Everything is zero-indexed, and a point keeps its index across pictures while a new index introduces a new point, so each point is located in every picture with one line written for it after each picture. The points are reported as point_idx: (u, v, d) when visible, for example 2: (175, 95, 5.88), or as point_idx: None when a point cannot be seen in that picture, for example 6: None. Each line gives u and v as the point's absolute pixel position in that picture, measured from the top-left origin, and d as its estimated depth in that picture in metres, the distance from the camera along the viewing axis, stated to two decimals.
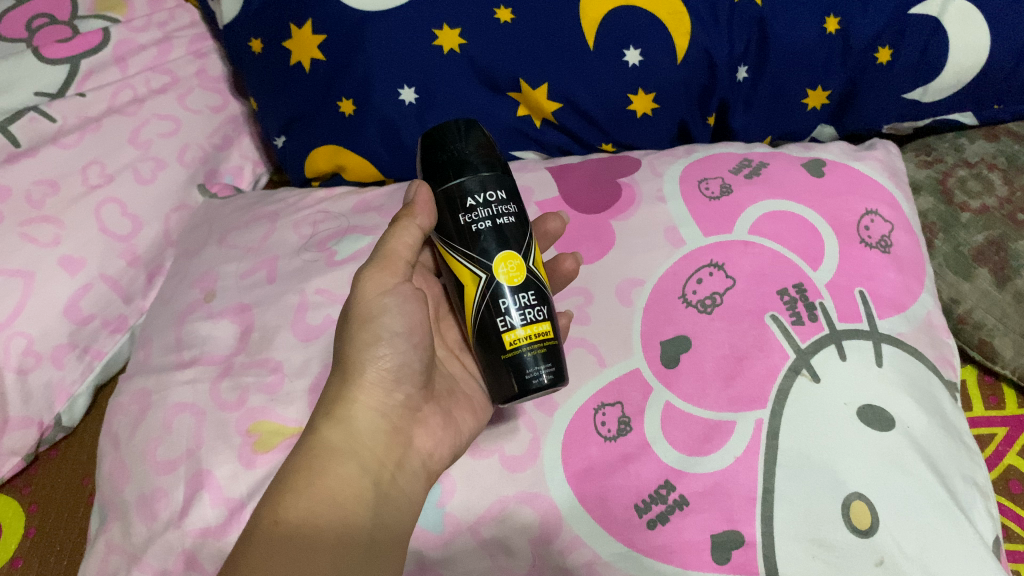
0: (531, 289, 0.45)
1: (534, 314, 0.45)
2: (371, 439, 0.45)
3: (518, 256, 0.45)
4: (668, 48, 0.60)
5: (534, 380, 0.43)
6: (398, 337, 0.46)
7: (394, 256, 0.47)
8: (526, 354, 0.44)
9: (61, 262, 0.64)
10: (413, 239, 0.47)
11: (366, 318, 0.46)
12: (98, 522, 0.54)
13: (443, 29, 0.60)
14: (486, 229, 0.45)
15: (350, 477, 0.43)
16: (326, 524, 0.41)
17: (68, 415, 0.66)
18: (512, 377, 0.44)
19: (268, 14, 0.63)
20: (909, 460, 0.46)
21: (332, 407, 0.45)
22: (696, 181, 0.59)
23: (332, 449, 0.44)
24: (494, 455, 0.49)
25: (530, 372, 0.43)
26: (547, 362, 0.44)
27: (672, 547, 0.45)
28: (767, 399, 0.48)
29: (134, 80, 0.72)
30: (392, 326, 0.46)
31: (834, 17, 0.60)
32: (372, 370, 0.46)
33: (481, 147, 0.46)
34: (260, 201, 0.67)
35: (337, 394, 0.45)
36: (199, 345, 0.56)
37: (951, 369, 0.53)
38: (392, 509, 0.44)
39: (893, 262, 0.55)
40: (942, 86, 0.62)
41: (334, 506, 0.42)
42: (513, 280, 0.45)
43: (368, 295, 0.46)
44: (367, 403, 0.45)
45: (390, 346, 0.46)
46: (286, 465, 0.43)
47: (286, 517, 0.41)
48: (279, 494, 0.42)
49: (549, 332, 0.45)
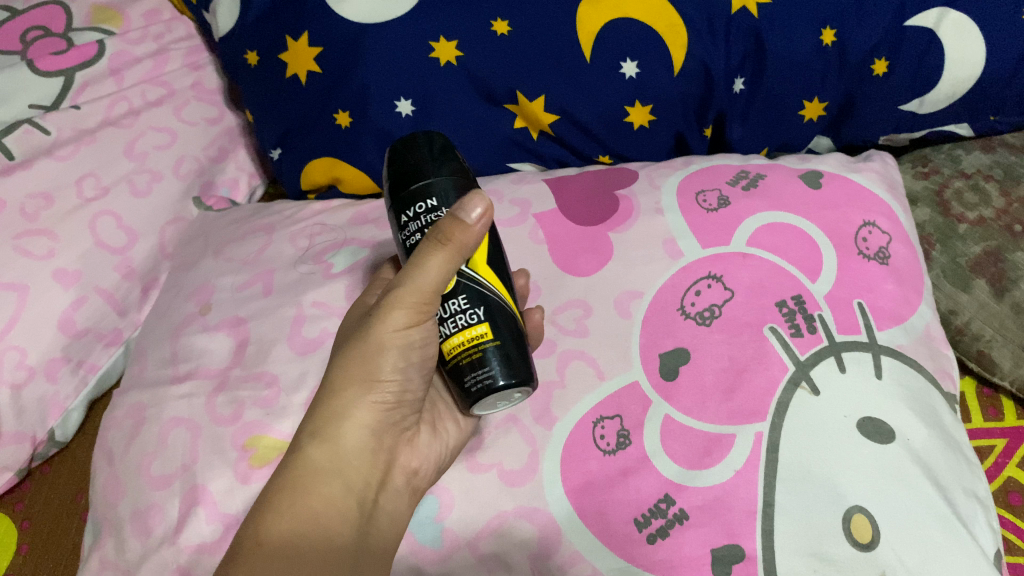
0: (462, 293, 0.45)
1: (466, 318, 0.45)
2: (357, 457, 0.45)
3: None
4: (665, 60, 0.60)
5: (472, 385, 0.44)
6: (412, 366, 0.45)
7: (427, 291, 0.43)
8: (463, 360, 0.45)
9: (55, 275, 0.64)
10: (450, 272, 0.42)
11: (382, 346, 0.44)
12: (92, 538, 0.53)
13: (440, 42, 0.60)
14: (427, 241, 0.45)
15: (336, 496, 0.43)
16: (312, 544, 0.41)
17: (62, 429, 0.66)
18: (455, 382, 0.45)
19: (265, 26, 0.63)
20: (909, 474, 0.46)
21: (321, 424, 0.44)
22: (694, 193, 0.59)
23: (321, 470, 0.43)
24: (493, 470, 0.49)
25: (468, 378, 0.45)
26: (484, 365, 0.44)
27: (673, 561, 0.45)
28: (766, 412, 0.48)
29: (129, 93, 0.72)
30: (408, 356, 0.45)
31: (830, 30, 0.60)
32: (377, 395, 0.45)
33: (444, 157, 0.46)
34: (256, 213, 0.66)
35: (335, 410, 0.44)
36: (195, 359, 0.56)
37: (950, 381, 0.53)
38: (375, 530, 0.45)
39: (892, 274, 0.54)
40: (938, 97, 0.63)
41: (319, 525, 0.42)
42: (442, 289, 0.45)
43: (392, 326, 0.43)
44: (364, 424, 0.45)
45: (401, 373, 0.45)
46: (272, 482, 0.43)
47: (269, 536, 0.40)
48: (261, 512, 0.41)
49: (484, 334, 0.45)
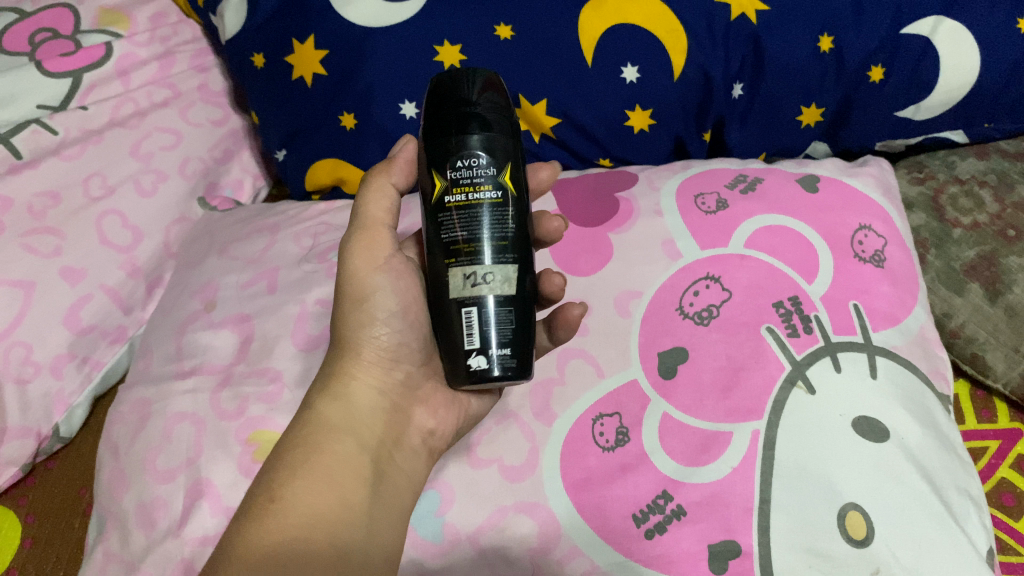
0: None
1: None
2: (370, 416, 0.47)
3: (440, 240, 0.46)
4: (665, 65, 0.61)
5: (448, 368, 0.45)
6: (394, 316, 0.47)
7: (376, 221, 0.48)
8: None
9: (61, 273, 0.64)
10: (389, 200, 0.48)
11: (365, 296, 0.47)
12: (96, 532, 0.54)
13: (444, 46, 0.61)
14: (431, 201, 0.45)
15: (347, 453, 0.44)
16: (324, 499, 0.42)
17: (66, 425, 0.66)
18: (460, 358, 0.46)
19: (272, 29, 0.64)
20: (902, 473, 0.47)
21: (328, 383, 0.47)
22: (692, 196, 0.59)
23: (329, 427, 0.45)
24: (494, 465, 0.50)
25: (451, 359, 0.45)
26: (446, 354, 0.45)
27: (671, 557, 0.45)
28: (763, 410, 0.49)
29: (136, 95, 0.73)
30: (387, 305, 0.47)
31: (827, 36, 0.61)
32: (371, 348, 0.47)
33: (490, 98, 0.44)
34: (260, 212, 0.67)
35: (336, 369, 0.47)
36: (199, 354, 0.56)
37: (943, 382, 0.54)
38: (389, 489, 0.45)
39: (887, 276, 0.55)
40: (933, 104, 0.64)
41: (333, 480, 0.43)
42: None
43: (361, 272, 0.46)
44: (364, 380, 0.47)
45: (389, 324, 0.47)
46: (285, 441, 0.45)
47: (284, 494, 0.42)
48: (276, 474, 0.43)
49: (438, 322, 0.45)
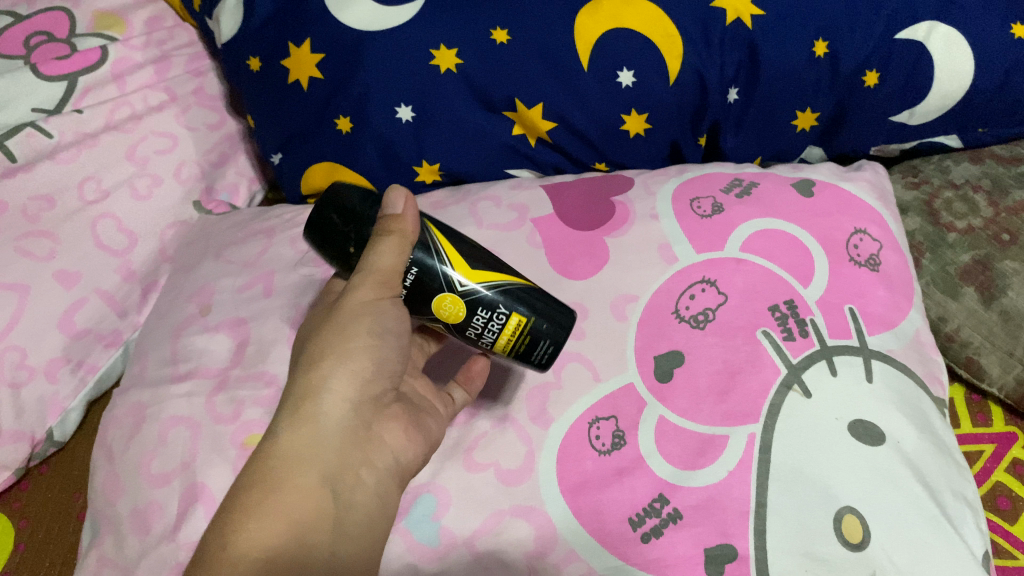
0: (478, 305, 0.46)
1: (497, 322, 0.47)
2: (341, 441, 0.43)
3: (444, 295, 0.46)
4: (661, 70, 0.61)
5: (541, 357, 0.48)
6: (386, 338, 0.45)
7: (387, 271, 0.44)
8: (524, 348, 0.47)
9: (56, 276, 0.64)
10: (402, 255, 0.44)
11: (354, 318, 0.44)
12: (90, 536, 0.54)
13: (440, 50, 0.61)
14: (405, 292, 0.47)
15: (310, 489, 0.41)
16: (283, 543, 0.39)
17: (60, 429, 0.66)
18: (526, 361, 0.48)
19: (269, 32, 0.64)
20: (898, 476, 0.47)
21: (297, 406, 0.42)
22: (688, 200, 0.59)
23: (292, 459, 0.41)
24: (490, 470, 0.50)
25: (535, 354, 0.48)
26: (537, 346, 0.47)
27: (667, 560, 0.45)
28: (759, 414, 0.49)
29: (132, 98, 0.73)
30: (384, 326, 0.45)
31: (823, 42, 0.61)
32: (352, 368, 0.44)
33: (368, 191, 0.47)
34: (256, 216, 0.67)
35: (307, 390, 0.42)
36: (195, 358, 0.56)
37: (939, 386, 0.54)
38: (354, 522, 0.43)
39: (882, 280, 0.56)
40: (927, 109, 0.64)
41: (294, 521, 0.40)
42: (458, 313, 0.47)
43: (364, 299, 0.44)
44: (340, 401, 0.43)
45: (374, 345, 0.45)
46: (242, 474, 0.41)
47: (238, 537, 0.38)
48: (233, 513, 0.39)
49: (519, 325, 0.47)
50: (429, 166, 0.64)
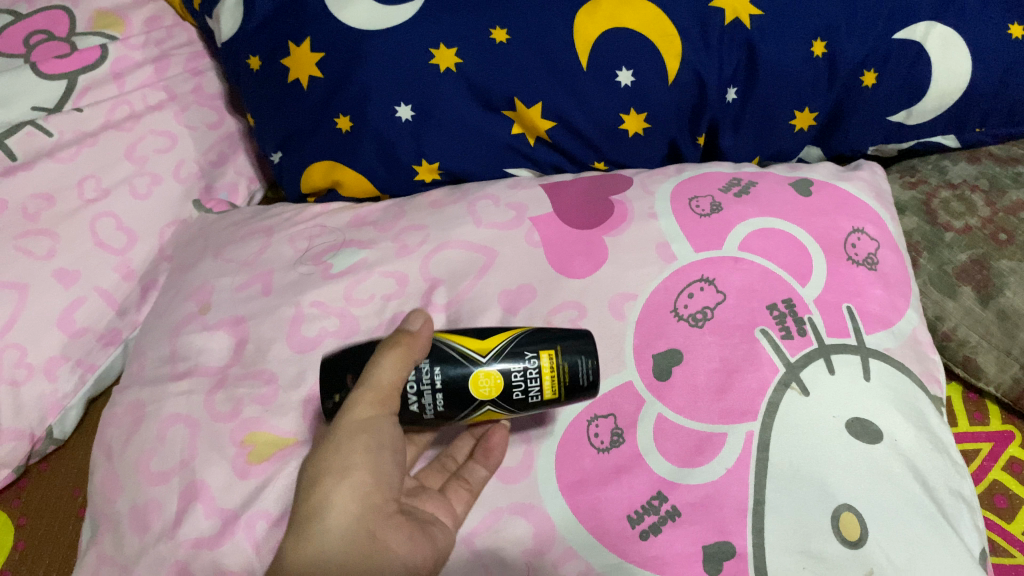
0: (509, 362, 0.48)
1: (532, 365, 0.48)
2: (342, 551, 0.43)
3: (473, 373, 0.48)
4: (660, 69, 0.62)
5: (587, 376, 0.48)
6: (381, 451, 0.47)
7: (388, 387, 0.46)
8: (565, 376, 0.48)
9: (55, 274, 0.64)
10: (406, 370, 0.47)
11: (352, 433, 0.46)
12: (89, 534, 0.54)
13: (440, 49, 0.61)
14: (438, 406, 0.48)
15: None
16: None
17: (59, 428, 0.66)
18: (577, 393, 0.48)
19: (269, 32, 0.64)
20: (894, 474, 0.47)
21: (300, 527, 0.44)
22: (686, 199, 0.59)
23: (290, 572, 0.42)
24: (490, 470, 0.51)
25: (581, 375, 0.48)
26: (578, 367, 0.48)
27: (666, 558, 0.46)
28: (757, 411, 0.49)
29: (131, 97, 0.73)
30: (382, 439, 0.47)
31: (821, 41, 0.61)
32: (348, 480, 0.45)
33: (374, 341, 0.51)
34: (255, 215, 0.67)
35: (309, 509, 0.44)
36: (194, 357, 0.56)
37: (937, 384, 0.54)
38: None
39: (880, 279, 0.56)
40: (924, 109, 0.64)
41: None
42: (498, 380, 0.47)
43: (363, 415, 0.46)
44: (338, 513, 0.44)
45: (372, 458, 0.46)
46: None
47: None
48: None
49: (551, 359, 0.48)
50: (429, 165, 0.65)
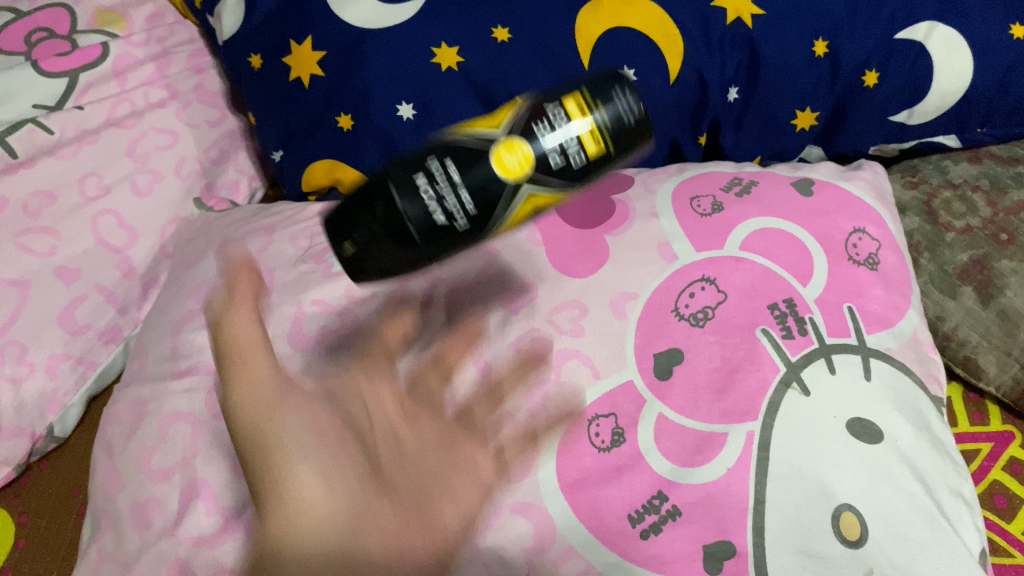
0: (538, 113, 0.45)
1: (559, 109, 0.45)
2: (320, 508, 0.43)
3: (500, 141, 0.45)
4: (661, 67, 0.61)
5: (625, 109, 0.46)
6: (294, 400, 0.46)
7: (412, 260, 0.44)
8: (602, 114, 0.45)
9: (57, 273, 0.65)
10: (253, 322, 0.48)
11: (272, 402, 0.45)
12: (90, 531, 0.54)
13: (442, 47, 0.61)
14: (464, 189, 0.45)
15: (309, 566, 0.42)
16: None
17: (60, 425, 0.65)
18: (618, 132, 0.46)
19: (271, 31, 0.64)
20: (894, 474, 0.47)
21: (266, 500, 0.43)
22: (688, 199, 0.59)
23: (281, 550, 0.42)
24: (489, 466, 0.49)
25: (619, 108, 0.46)
26: (610, 101, 0.46)
27: (665, 557, 0.46)
28: (758, 411, 0.49)
29: (133, 94, 0.73)
30: (285, 401, 0.46)
31: (823, 41, 0.62)
32: (283, 435, 0.45)
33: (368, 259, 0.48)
34: (256, 213, 0.67)
35: (264, 478, 0.44)
36: (195, 354, 0.56)
37: (937, 385, 0.54)
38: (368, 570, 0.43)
39: (881, 280, 0.56)
40: (927, 109, 0.64)
41: None
42: (528, 150, 0.44)
43: (241, 402, 0.45)
44: (305, 477, 0.44)
45: (304, 416, 0.46)
46: None
47: None
48: None
49: (579, 97, 0.46)
50: None
